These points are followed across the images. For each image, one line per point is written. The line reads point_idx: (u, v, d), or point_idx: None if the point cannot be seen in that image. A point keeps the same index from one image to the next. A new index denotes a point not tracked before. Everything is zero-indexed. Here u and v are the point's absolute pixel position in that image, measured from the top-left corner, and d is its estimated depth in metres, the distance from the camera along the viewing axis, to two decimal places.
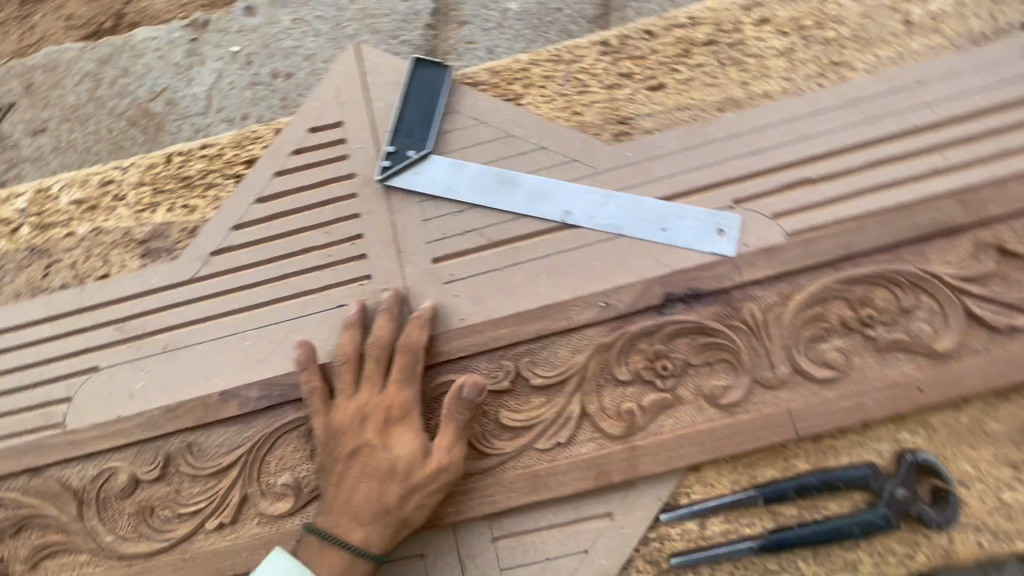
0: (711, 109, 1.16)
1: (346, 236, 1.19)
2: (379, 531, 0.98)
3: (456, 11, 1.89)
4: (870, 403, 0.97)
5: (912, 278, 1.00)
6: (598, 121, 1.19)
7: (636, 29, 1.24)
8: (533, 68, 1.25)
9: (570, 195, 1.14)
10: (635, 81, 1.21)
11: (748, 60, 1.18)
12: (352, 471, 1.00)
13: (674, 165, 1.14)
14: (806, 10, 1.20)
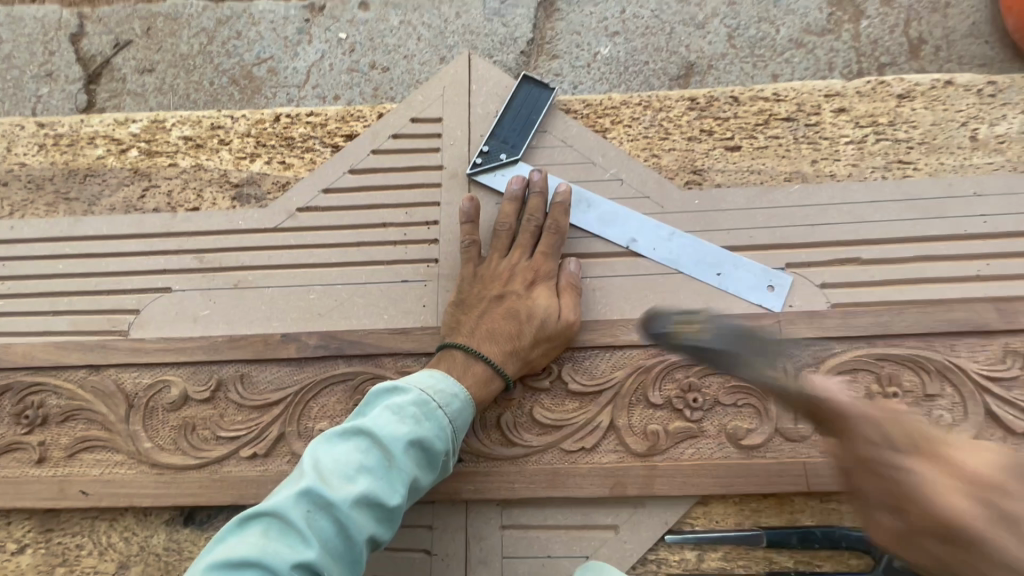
0: (780, 178, 1.27)
1: (423, 221, 1.29)
2: (513, 364, 1.08)
3: (550, 45, 2.04)
4: None
5: (939, 367, 1.07)
6: (673, 166, 1.31)
7: (725, 93, 1.36)
8: (624, 109, 1.37)
9: (638, 225, 1.24)
10: (714, 138, 1.33)
11: (820, 141, 1.30)
12: (487, 324, 1.11)
13: (736, 220, 1.24)
14: (882, 109, 1.31)
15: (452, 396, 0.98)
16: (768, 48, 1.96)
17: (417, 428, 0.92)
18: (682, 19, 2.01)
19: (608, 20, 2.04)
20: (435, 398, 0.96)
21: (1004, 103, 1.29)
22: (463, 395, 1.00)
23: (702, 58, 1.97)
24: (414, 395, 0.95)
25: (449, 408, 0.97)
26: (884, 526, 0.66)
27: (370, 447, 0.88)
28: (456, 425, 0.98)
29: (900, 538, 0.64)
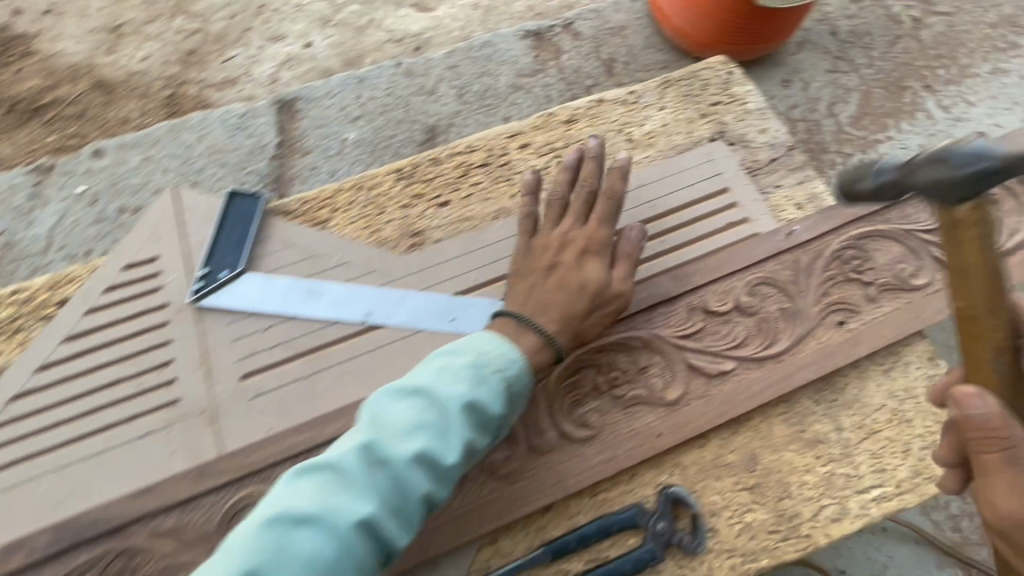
0: (488, 219, 1.41)
1: (157, 364, 1.25)
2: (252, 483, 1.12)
3: (298, 143, 2.11)
4: (622, 453, 1.14)
5: (644, 343, 1.21)
6: (394, 235, 1.39)
7: (425, 158, 1.49)
8: (338, 197, 1.45)
9: (370, 299, 1.30)
10: (424, 200, 1.44)
11: (514, 178, 1.46)
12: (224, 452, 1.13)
13: (456, 268, 1.34)
14: (556, 136, 1.51)
15: (392, 459, 0.92)
16: (494, 96, 2.20)
17: (341, 507, 0.88)
18: (413, 91, 2.19)
19: (347, 107, 2.16)
20: (353, 461, 0.91)
21: (645, 106, 1.54)
22: (386, 441, 0.94)
23: (441, 119, 2.16)
24: (327, 462, 0.92)
25: (383, 467, 0.92)
26: (1007, 422, 0.80)
27: (261, 548, 0.83)
28: (391, 476, 0.92)
29: (1009, 466, 0.80)
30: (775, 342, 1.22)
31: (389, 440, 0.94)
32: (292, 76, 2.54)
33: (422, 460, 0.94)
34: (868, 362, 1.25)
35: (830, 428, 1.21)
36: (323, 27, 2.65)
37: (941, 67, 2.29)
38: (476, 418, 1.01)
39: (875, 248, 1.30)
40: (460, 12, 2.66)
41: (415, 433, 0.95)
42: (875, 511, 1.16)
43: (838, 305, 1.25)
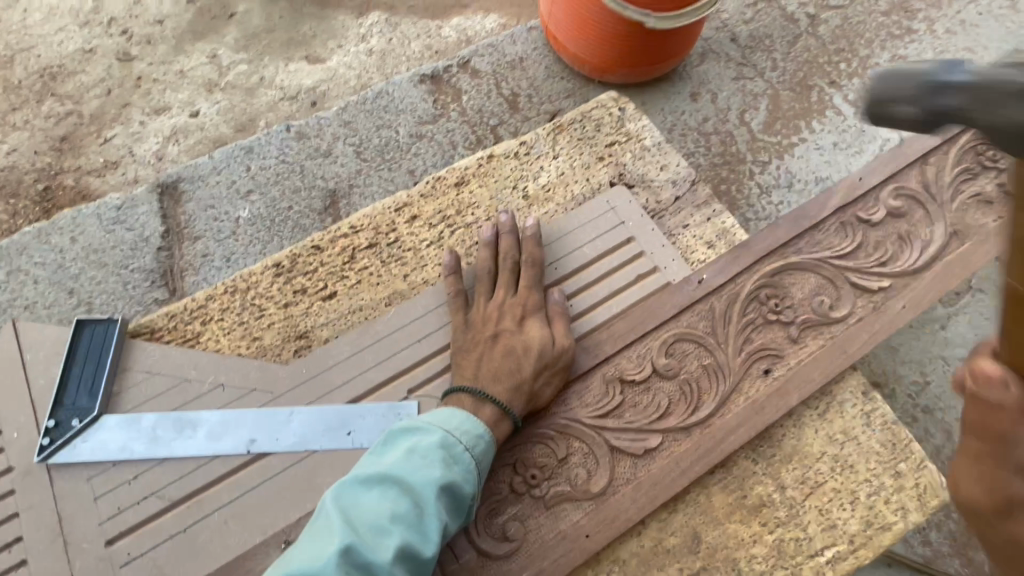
0: (380, 306, 1.28)
1: (1, 544, 1.06)
2: None
3: (187, 229, 1.94)
4: (550, 564, 1.00)
5: (560, 429, 1.10)
6: (277, 341, 1.25)
7: (305, 246, 1.35)
8: (211, 304, 1.29)
9: (252, 423, 1.14)
10: (308, 294, 1.30)
11: (406, 255, 1.33)
12: None
13: (349, 370, 1.19)
14: (447, 202, 1.40)
15: (381, 557, 0.83)
16: (395, 149, 2.07)
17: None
18: (308, 155, 2.05)
19: (236, 182, 2.00)
20: (339, 568, 0.80)
21: (538, 156, 1.44)
22: (370, 536, 0.84)
23: (341, 182, 2.02)
24: (302, 572, 0.79)
25: (368, 571, 0.82)
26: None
27: None
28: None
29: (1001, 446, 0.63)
30: (701, 404, 1.12)
31: (373, 535, 0.85)
32: (180, 151, 2.35)
33: (409, 554, 0.86)
34: (802, 408, 1.17)
35: (772, 489, 1.12)
36: (210, 93, 2.48)
37: (842, 61, 2.29)
38: (448, 501, 0.94)
39: (790, 284, 1.24)
40: (355, 60, 2.54)
41: (399, 524, 0.87)
42: (831, 575, 1.06)
43: (761, 353, 1.17)
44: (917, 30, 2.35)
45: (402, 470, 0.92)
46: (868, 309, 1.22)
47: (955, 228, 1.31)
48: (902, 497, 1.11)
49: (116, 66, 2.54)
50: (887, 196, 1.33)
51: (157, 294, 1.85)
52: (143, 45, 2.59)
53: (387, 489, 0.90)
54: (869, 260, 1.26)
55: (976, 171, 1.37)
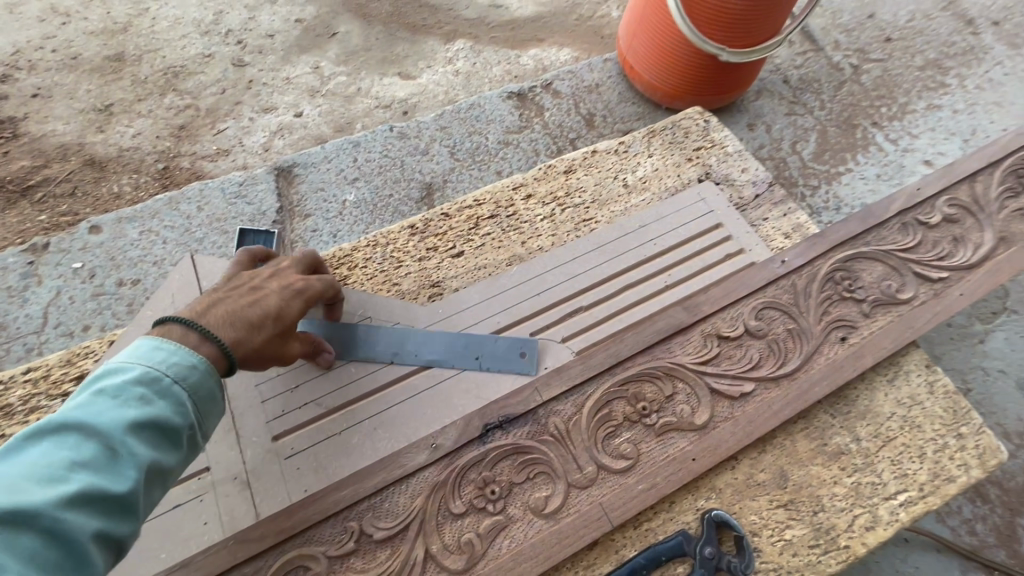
0: (502, 265, 1.48)
1: None
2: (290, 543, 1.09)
3: (299, 207, 2.18)
4: (662, 480, 1.16)
5: (666, 370, 1.27)
6: (414, 287, 1.45)
7: (436, 213, 1.57)
8: (355, 254, 1.50)
9: (396, 350, 1.32)
10: (438, 252, 1.50)
11: (523, 226, 1.55)
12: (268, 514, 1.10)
13: (478, 314, 1.39)
14: (557, 185, 1.62)
15: (125, 422, 0.74)
16: (485, 153, 2.33)
17: (61, 479, 0.66)
18: (407, 152, 2.30)
19: (344, 170, 2.25)
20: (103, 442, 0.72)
21: (635, 154, 1.68)
22: (119, 401, 0.75)
23: (436, 177, 2.27)
24: (63, 438, 0.70)
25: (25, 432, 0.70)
26: None
27: None
28: (128, 438, 0.73)
29: None
30: (788, 361, 1.29)
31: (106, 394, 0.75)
32: (284, 144, 2.63)
33: (153, 421, 0.77)
34: (873, 374, 1.34)
35: (849, 440, 1.27)
36: (313, 98, 2.78)
37: (883, 106, 2.56)
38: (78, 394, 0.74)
39: (860, 269, 1.43)
40: (443, 79, 2.84)
41: (133, 391, 0.77)
42: (905, 516, 1.20)
43: (838, 323, 1.35)
44: (950, 84, 2.63)
45: (166, 354, 0.83)
46: (929, 295, 1.41)
47: (1003, 234, 1.50)
48: (964, 455, 1.26)
49: (231, 70, 2.87)
50: (942, 204, 1.54)
51: None
52: (256, 54, 2.93)
53: (151, 365, 0.81)
54: (928, 254, 1.46)
55: (1018, 190, 1.59)
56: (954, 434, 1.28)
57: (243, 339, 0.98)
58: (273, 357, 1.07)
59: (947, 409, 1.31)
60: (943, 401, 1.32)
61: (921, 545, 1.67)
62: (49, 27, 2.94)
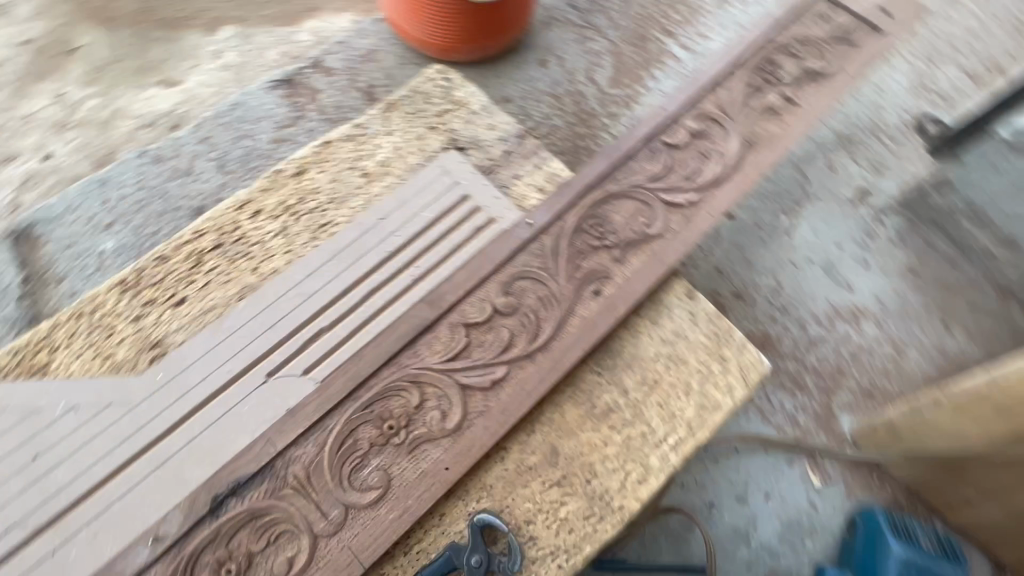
0: (231, 301, 1.30)
1: None
2: None
3: (49, 272, 1.88)
4: (414, 502, 1.07)
5: (411, 378, 1.17)
6: (131, 354, 1.25)
7: (149, 258, 1.35)
8: (58, 332, 1.28)
9: (112, 435, 1.15)
10: (158, 304, 1.30)
11: (253, 250, 1.36)
12: None
13: (206, 367, 1.22)
14: (288, 192, 1.43)
15: None
16: (259, 157, 2.08)
17: None
18: (168, 178, 2.02)
19: (96, 216, 1.95)
20: None
21: (373, 135, 1.51)
22: None
23: (207, 198, 2.00)
24: None
25: None
26: None
27: None
28: None
29: None
30: (540, 331, 1.22)
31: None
32: (35, 197, 2.25)
33: None
34: (636, 318, 1.29)
35: (617, 395, 1.23)
36: (62, 133, 2.39)
37: (675, 11, 2.45)
38: None
39: (610, 212, 1.35)
40: (211, 78, 2.50)
41: None
42: (674, 456, 1.19)
43: (590, 276, 1.28)
44: None
45: None
46: (680, 222, 1.35)
47: (749, 137, 1.45)
48: (729, 380, 1.24)
49: None
50: (688, 120, 1.47)
51: None
52: None
53: None
54: (677, 178, 1.39)
55: (762, 86, 1.52)
56: (718, 359, 1.26)
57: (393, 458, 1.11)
58: (400, 433, 1.13)
59: (714, 334, 1.28)
60: (707, 328, 1.29)
61: (785, 463, 1.71)
62: None
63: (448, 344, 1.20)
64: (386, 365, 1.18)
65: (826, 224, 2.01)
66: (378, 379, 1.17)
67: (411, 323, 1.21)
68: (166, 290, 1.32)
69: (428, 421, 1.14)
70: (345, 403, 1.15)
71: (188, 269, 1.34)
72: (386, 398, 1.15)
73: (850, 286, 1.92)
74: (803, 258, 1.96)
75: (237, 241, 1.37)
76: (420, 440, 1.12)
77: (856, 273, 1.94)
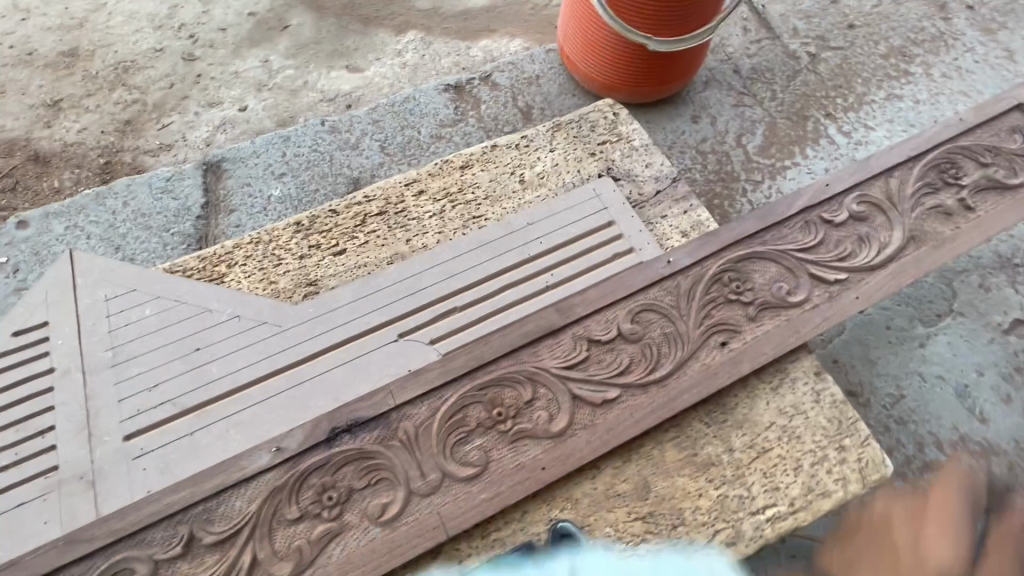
0: (382, 264, 1.44)
1: (36, 431, 1.22)
2: (121, 543, 1.07)
3: (225, 202, 2.16)
4: (506, 489, 1.11)
5: (527, 374, 1.22)
6: (290, 285, 1.41)
7: (324, 209, 1.53)
8: (237, 251, 1.47)
9: (260, 350, 1.30)
10: (321, 250, 1.47)
11: (410, 224, 1.50)
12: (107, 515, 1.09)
13: (349, 314, 1.35)
14: (451, 181, 1.57)
15: None
16: (416, 146, 2.28)
17: None
18: (337, 146, 2.27)
19: (272, 165, 2.22)
20: None
21: (537, 148, 1.62)
22: None
23: (364, 172, 2.23)
24: None
25: None
26: None
27: None
28: None
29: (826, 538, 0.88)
30: (659, 366, 1.23)
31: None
32: (225, 139, 2.61)
33: None
34: (756, 380, 1.27)
35: (721, 450, 1.20)
36: (259, 92, 2.76)
37: (839, 97, 2.42)
38: None
39: (752, 270, 1.35)
40: (389, 72, 2.79)
41: None
42: (769, 531, 1.14)
43: (719, 327, 1.28)
44: (914, 73, 2.47)
45: None
46: (823, 298, 1.32)
47: (913, 233, 1.40)
48: (843, 469, 1.19)
49: (181, 65, 2.84)
50: (851, 202, 1.45)
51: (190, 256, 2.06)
52: (206, 48, 2.90)
53: None
54: (828, 255, 1.37)
55: (938, 186, 1.47)
56: (835, 446, 1.21)
57: (495, 443, 1.15)
58: (507, 421, 1.18)
59: (835, 420, 1.24)
60: (830, 411, 1.24)
61: None
62: (7, 23, 2.93)
63: (568, 351, 1.25)
64: (507, 355, 1.24)
65: (969, 345, 1.85)
66: (497, 366, 1.23)
67: (539, 323, 1.27)
68: (331, 239, 1.48)
69: (535, 418, 1.18)
70: (463, 379, 1.21)
71: (352, 226, 1.50)
72: (501, 385, 1.21)
73: (984, 417, 1.75)
74: (935, 373, 1.81)
75: (398, 213, 1.52)
76: (524, 434, 1.16)
77: (993, 406, 1.77)
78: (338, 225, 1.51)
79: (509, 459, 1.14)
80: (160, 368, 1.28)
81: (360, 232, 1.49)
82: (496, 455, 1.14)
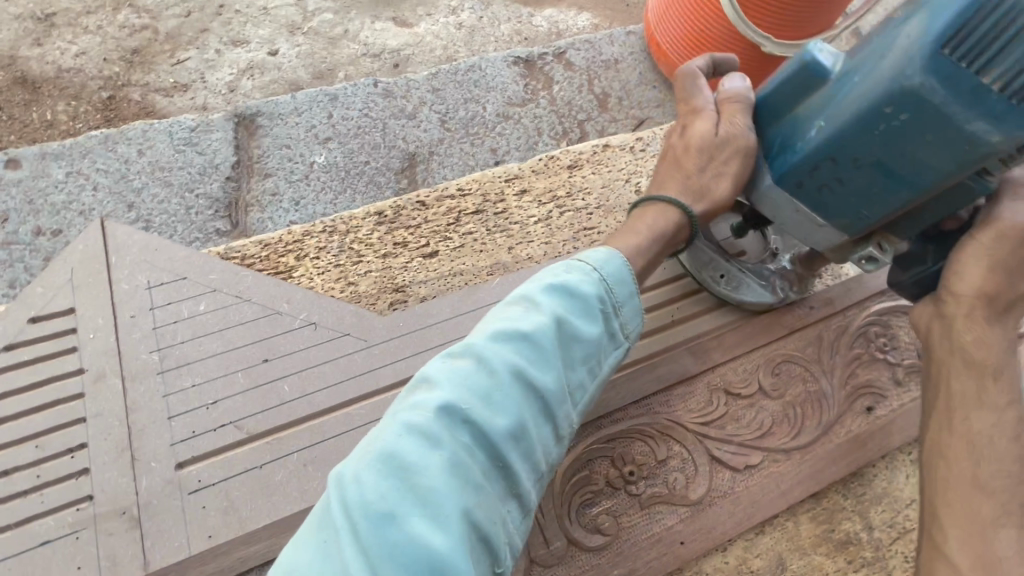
0: (481, 274, 1.23)
1: (64, 448, 0.99)
2: None
3: (259, 164, 1.88)
4: (639, 565, 0.97)
5: (660, 428, 1.07)
6: (372, 290, 1.19)
7: (410, 200, 1.31)
8: (307, 241, 1.24)
9: (341, 369, 1.09)
10: (407, 249, 1.25)
11: (512, 229, 1.29)
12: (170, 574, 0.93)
13: (446, 332, 1.13)
14: (558, 183, 1.36)
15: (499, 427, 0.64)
16: (480, 125, 2.04)
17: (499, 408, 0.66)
18: (391, 114, 2.00)
19: (315, 127, 1.94)
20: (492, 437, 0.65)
21: (655, 154, 1.42)
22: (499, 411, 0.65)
23: (421, 146, 1.98)
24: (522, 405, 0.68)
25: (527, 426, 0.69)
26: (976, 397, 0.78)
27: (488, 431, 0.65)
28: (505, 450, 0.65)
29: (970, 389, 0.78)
30: (801, 430, 1.10)
31: (537, 496, 0.69)
32: (253, 86, 2.28)
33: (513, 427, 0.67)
34: (898, 451, 1.14)
35: (860, 528, 1.07)
36: (292, 34, 2.41)
37: None
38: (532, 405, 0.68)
39: (898, 326, 1.22)
40: (443, 31, 2.48)
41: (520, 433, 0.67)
42: None
43: (864, 389, 1.16)
44: None
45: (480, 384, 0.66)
46: None
47: None
48: None
49: None
50: None
51: (219, 224, 1.80)
52: None
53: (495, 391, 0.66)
54: None
55: None
56: None
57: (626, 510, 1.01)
58: (639, 483, 1.03)
59: None
60: None
61: None
62: None
63: (705, 405, 1.10)
64: (636, 403, 1.08)
65: None
66: (627, 417, 1.07)
67: (673, 369, 1.11)
68: (419, 238, 1.27)
69: (671, 481, 1.04)
70: (587, 428, 1.05)
71: (444, 225, 1.29)
72: (631, 438, 1.06)
73: None
74: None
75: (498, 215, 1.31)
76: (659, 500, 1.02)
77: None
78: (426, 221, 1.29)
79: (642, 527, 1.00)
80: (219, 381, 1.06)
81: (454, 234, 1.28)
82: (627, 522, 1.00)
